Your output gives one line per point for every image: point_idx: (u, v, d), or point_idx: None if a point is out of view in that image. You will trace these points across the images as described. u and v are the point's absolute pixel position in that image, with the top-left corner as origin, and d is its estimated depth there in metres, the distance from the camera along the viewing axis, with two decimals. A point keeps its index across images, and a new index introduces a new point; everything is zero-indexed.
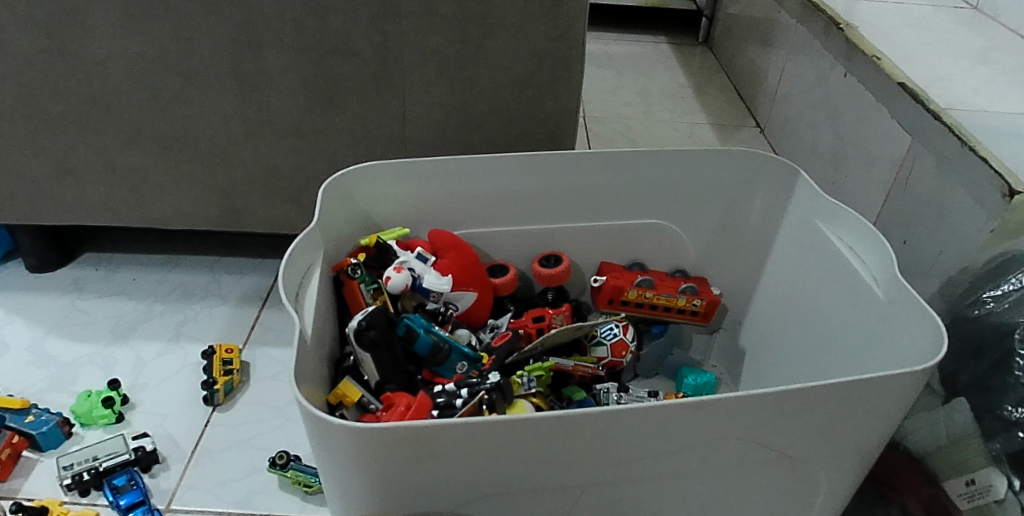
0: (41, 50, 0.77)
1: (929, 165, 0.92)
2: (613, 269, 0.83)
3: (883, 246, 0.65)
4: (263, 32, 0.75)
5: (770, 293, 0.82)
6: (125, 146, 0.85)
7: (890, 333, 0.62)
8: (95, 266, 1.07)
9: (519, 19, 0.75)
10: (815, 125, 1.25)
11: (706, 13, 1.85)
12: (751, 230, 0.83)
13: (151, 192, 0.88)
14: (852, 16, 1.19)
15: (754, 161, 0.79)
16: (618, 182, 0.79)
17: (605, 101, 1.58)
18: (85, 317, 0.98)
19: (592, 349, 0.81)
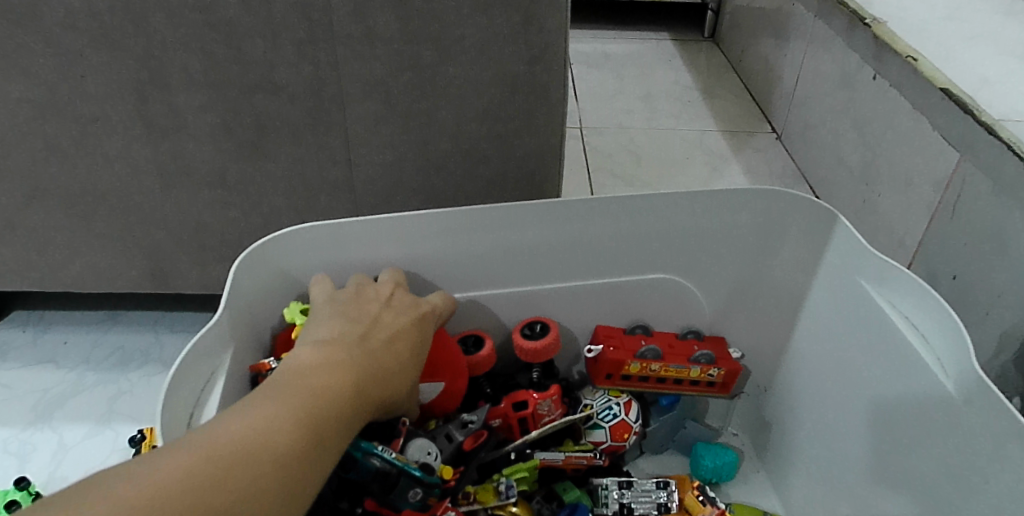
0: None
1: (986, 190, 0.77)
2: (611, 335, 0.70)
3: (956, 330, 0.51)
4: (167, 68, 0.61)
5: (802, 359, 0.68)
6: (24, 205, 0.71)
7: (969, 445, 0.49)
8: (24, 328, 0.94)
9: (482, 39, 0.59)
10: (840, 134, 1.10)
11: (711, 5, 1.69)
12: (777, 283, 0.68)
13: (62, 254, 0.75)
14: (881, 9, 1.03)
15: (778, 202, 0.64)
16: (613, 232, 0.65)
17: (602, 109, 1.43)
18: (5, 393, 0.85)
19: (587, 432, 0.68)
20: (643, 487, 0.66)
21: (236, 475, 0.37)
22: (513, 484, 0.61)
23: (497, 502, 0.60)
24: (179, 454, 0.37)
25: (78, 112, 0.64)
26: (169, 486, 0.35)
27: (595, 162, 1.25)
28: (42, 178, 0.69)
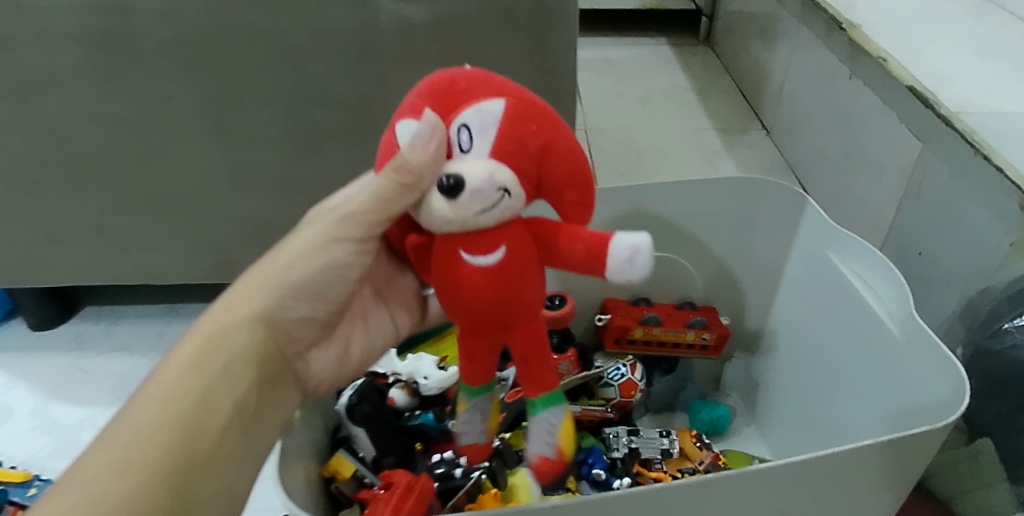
0: (16, 116, 0.75)
1: (943, 174, 0.87)
2: (619, 306, 0.81)
3: (897, 282, 0.62)
4: (241, 86, 0.73)
5: (782, 323, 0.79)
6: (111, 207, 0.83)
7: (907, 376, 0.60)
8: (97, 320, 1.06)
9: (505, 55, 0.71)
10: (822, 129, 1.21)
11: (705, 11, 1.81)
12: (759, 257, 0.80)
13: (142, 249, 0.87)
14: (856, 13, 1.13)
15: (757, 187, 0.76)
16: (618, 215, 0.76)
17: (606, 111, 1.54)
18: (85, 377, 0.98)
19: (600, 390, 0.78)
20: (649, 436, 0.76)
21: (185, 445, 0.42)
22: None
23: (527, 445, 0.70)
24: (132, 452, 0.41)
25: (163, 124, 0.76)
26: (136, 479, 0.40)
27: (600, 160, 1.36)
28: (128, 183, 0.80)
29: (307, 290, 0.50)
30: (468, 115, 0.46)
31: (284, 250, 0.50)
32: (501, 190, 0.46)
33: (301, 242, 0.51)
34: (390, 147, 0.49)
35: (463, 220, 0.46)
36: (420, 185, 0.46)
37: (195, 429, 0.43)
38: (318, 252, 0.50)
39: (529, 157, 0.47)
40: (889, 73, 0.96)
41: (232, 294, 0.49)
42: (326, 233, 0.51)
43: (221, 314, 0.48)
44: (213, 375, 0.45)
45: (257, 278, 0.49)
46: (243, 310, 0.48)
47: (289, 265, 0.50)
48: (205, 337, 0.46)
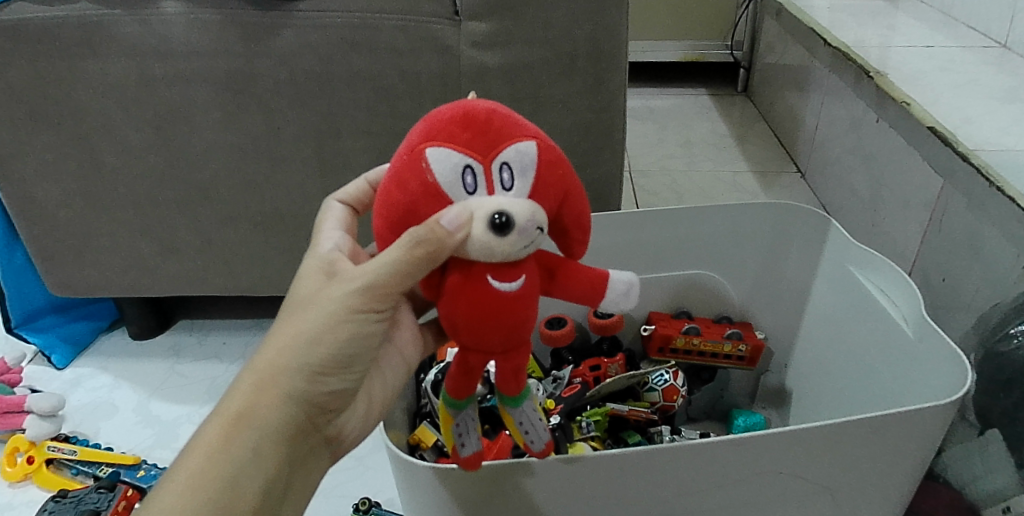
0: (151, 145, 0.89)
1: (961, 206, 0.95)
2: (662, 318, 0.90)
3: (911, 290, 0.70)
4: (342, 121, 0.86)
5: (810, 336, 0.88)
6: (220, 225, 0.96)
7: (920, 370, 0.68)
8: (190, 332, 1.17)
9: (566, 94, 0.83)
10: (852, 169, 1.30)
11: (743, 63, 1.92)
12: (789, 277, 0.89)
13: (242, 263, 0.99)
14: (882, 63, 1.23)
15: (788, 213, 0.85)
16: (660, 235, 0.87)
17: (649, 155, 1.65)
18: (183, 380, 1.07)
19: (645, 394, 0.86)
20: (690, 436, 0.84)
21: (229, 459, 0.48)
22: (591, 423, 0.80)
23: (581, 436, 0.78)
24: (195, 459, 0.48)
25: (272, 152, 0.89)
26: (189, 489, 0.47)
27: (644, 198, 1.46)
28: (237, 203, 0.94)
29: (330, 368, 0.51)
30: (508, 154, 0.47)
31: (304, 326, 0.50)
32: (539, 228, 0.48)
33: (319, 313, 0.50)
34: (418, 175, 0.48)
35: (505, 255, 0.47)
36: (466, 218, 0.47)
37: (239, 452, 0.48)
38: (335, 329, 0.50)
39: (557, 196, 0.50)
40: (913, 116, 1.05)
41: (261, 375, 0.50)
42: (348, 307, 0.50)
43: (252, 397, 0.50)
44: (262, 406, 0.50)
45: (279, 353, 0.50)
46: (270, 395, 0.50)
47: (312, 343, 0.50)
48: (236, 423, 0.49)
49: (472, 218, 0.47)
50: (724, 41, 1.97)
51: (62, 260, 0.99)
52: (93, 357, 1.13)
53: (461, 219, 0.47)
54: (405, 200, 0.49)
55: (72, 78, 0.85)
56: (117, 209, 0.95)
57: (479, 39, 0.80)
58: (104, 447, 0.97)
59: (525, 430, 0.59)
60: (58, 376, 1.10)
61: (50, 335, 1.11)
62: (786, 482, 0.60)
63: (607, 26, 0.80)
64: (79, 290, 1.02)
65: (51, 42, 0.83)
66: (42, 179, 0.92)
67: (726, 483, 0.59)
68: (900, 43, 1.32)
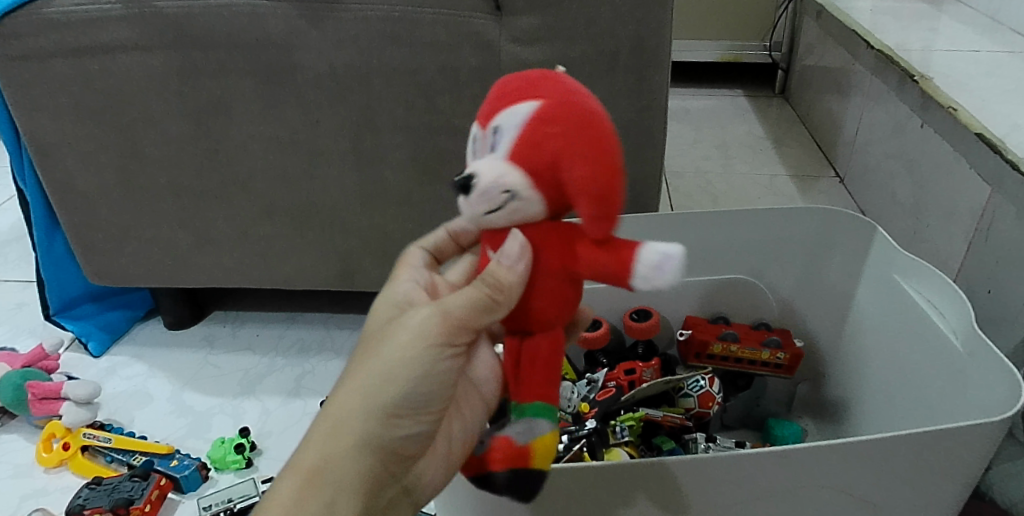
0: (190, 137, 0.90)
1: (1009, 215, 0.91)
2: (698, 323, 0.89)
3: (961, 301, 0.68)
4: (380, 116, 0.86)
5: (851, 345, 0.86)
6: (257, 218, 0.96)
7: (970, 383, 0.65)
8: (224, 323, 1.18)
9: (606, 93, 0.82)
10: (894, 175, 1.27)
11: (781, 65, 1.89)
12: (830, 284, 0.87)
13: (277, 256, 1.00)
14: (927, 66, 1.20)
15: (831, 218, 0.84)
16: (697, 238, 0.86)
17: (684, 156, 1.63)
18: (216, 371, 1.08)
19: (680, 400, 0.84)
20: (725, 444, 0.81)
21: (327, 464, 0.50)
22: (625, 428, 0.78)
23: (615, 441, 0.76)
24: (306, 465, 0.50)
25: (310, 146, 0.89)
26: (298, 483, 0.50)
27: (680, 200, 1.45)
28: (274, 197, 0.94)
29: (409, 406, 0.51)
30: (501, 117, 0.46)
31: (376, 367, 0.50)
32: (506, 193, 0.45)
33: (389, 356, 0.50)
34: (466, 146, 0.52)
35: (480, 219, 0.48)
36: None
37: (332, 460, 0.50)
38: (403, 364, 0.50)
39: (544, 157, 0.44)
40: (960, 121, 1.02)
41: (338, 420, 0.50)
42: (414, 343, 0.50)
43: (328, 440, 0.50)
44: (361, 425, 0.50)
45: (356, 397, 0.50)
46: (346, 439, 0.50)
47: (383, 386, 0.50)
48: (310, 460, 0.50)
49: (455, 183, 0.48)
50: (762, 42, 1.94)
51: (101, 249, 1.01)
52: (129, 346, 1.14)
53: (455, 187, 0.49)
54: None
55: (115, 69, 0.86)
56: (156, 201, 0.96)
57: (519, 35, 0.79)
58: (138, 435, 0.98)
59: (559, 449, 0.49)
60: (94, 363, 1.11)
61: (87, 323, 1.13)
62: (829, 495, 0.58)
63: (650, 23, 0.79)
64: (117, 279, 1.04)
65: (95, 32, 0.84)
66: (83, 169, 0.94)
67: (766, 495, 0.58)
68: (945, 46, 1.29)
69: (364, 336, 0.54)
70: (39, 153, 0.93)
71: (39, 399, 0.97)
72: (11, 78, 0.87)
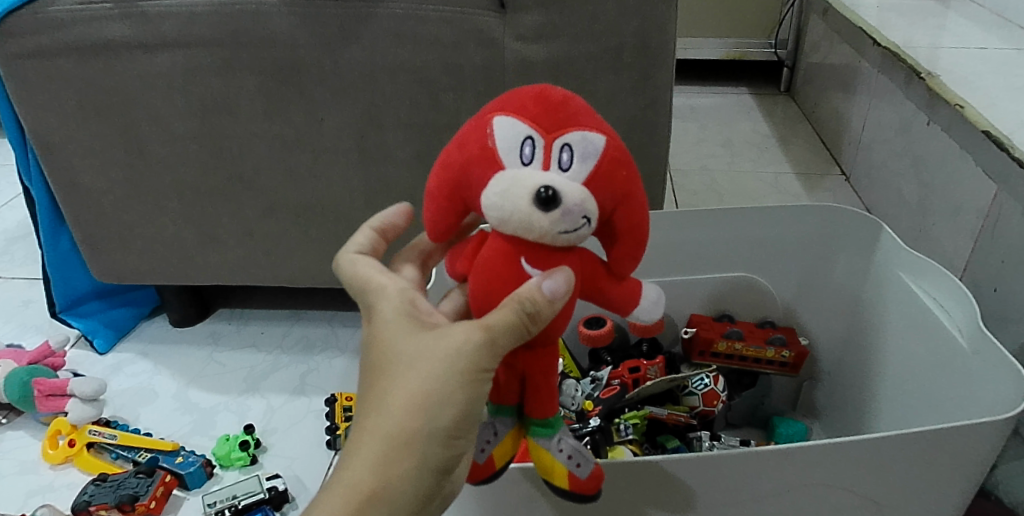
0: (195, 135, 0.90)
1: (1016, 213, 0.91)
2: (703, 320, 0.89)
3: (967, 299, 0.68)
4: (385, 114, 0.86)
5: (856, 343, 0.85)
6: (262, 216, 0.96)
7: (975, 381, 0.65)
8: (229, 321, 1.18)
9: (610, 91, 0.82)
10: (900, 173, 1.27)
11: (787, 62, 1.89)
12: (836, 282, 0.87)
13: (282, 254, 1.00)
14: (934, 64, 1.19)
15: (837, 216, 0.84)
16: (702, 236, 0.86)
17: (689, 154, 1.63)
18: (221, 369, 1.08)
19: (684, 398, 0.84)
20: (730, 443, 0.81)
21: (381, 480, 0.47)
22: (629, 426, 0.78)
23: (618, 439, 0.76)
24: (355, 479, 0.47)
25: (314, 143, 0.89)
26: (352, 498, 0.46)
27: (684, 198, 1.44)
28: (279, 195, 0.94)
29: (464, 426, 0.47)
30: (574, 137, 0.46)
31: (431, 384, 0.46)
32: (586, 218, 0.46)
33: (440, 378, 0.46)
34: (480, 140, 0.48)
35: (548, 235, 0.46)
36: (513, 191, 0.46)
37: (384, 477, 0.47)
38: (458, 389, 0.46)
39: (614, 195, 0.48)
40: (967, 119, 1.01)
41: (390, 443, 0.46)
42: (467, 368, 0.46)
43: (380, 464, 0.47)
44: (412, 443, 0.47)
45: (411, 419, 0.46)
46: (402, 462, 0.47)
47: (439, 412, 0.46)
48: (362, 487, 0.46)
49: (517, 189, 0.46)
50: (767, 39, 1.94)
51: (107, 246, 1.01)
52: (135, 343, 1.15)
53: (509, 190, 0.46)
54: (462, 160, 0.49)
55: (120, 67, 0.86)
56: (162, 198, 0.96)
57: (524, 33, 0.79)
58: (143, 432, 0.98)
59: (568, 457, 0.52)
60: (100, 360, 1.12)
61: (93, 320, 1.13)
62: (833, 493, 0.58)
63: (654, 20, 0.79)
64: (123, 276, 1.04)
65: (101, 31, 0.84)
66: (89, 166, 0.94)
67: (770, 494, 0.58)
68: (952, 43, 1.28)
69: (384, 346, 0.48)
70: (45, 151, 0.93)
71: (45, 396, 0.98)
72: (17, 76, 0.88)
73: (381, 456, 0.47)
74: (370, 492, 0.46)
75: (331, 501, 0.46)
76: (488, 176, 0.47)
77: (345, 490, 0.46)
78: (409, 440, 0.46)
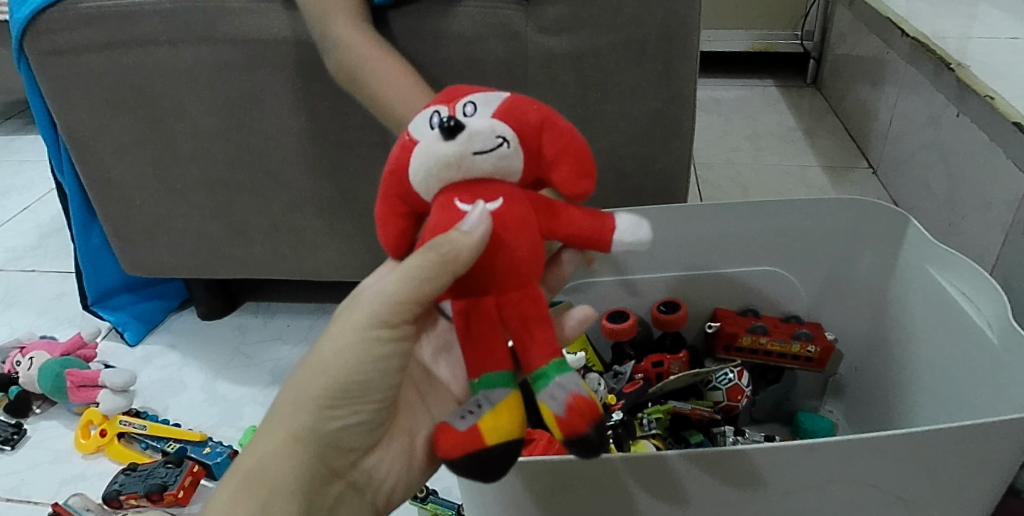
0: (222, 130, 0.91)
1: None
2: (728, 314, 0.88)
3: (997, 294, 0.66)
4: None
5: (883, 338, 0.85)
6: (288, 211, 0.97)
7: (1005, 378, 0.64)
8: (255, 313, 1.20)
9: (634, 84, 0.82)
10: (929, 166, 1.24)
11: (812, 54, 1.86)
12: (864, 274, 0.86)
13: (309, 248, 1.01)
14: (964, 55, 1.17)
15: (864, 209, 0.82)
16: (728, 230, 0.85)
17: (714, 147, 1.62)
18: (248, 361, 1.10)
19: (708, 393, 0.83)
20: (754, 438, 0.81)
21: (279, 435, 0.54)
22: (652, 420, 0.78)
23: (642, 434, 0.76)
24: (265, 436, 0.55)
25: (340, 138, 0.90)
26: (258, 450, 0.55)
27: (708, 191, 1.43)
28: (305, 189, 0.95)
29: (343, 389, 0.54)
30: (473, 96, 0.50)
31: (325, 348, 0.55)
32: (499, 137, 0.49)
33: (330, 342, 0.55)
34: (395, 138, 0.53)
35: (463, 159, 0.49)
36: (426, 147, 0.49)
37: (279, 430, 0.55)
38: (341, 352, 0.54)
39: (531, 125, 0.51)
40: (997, 111, 1.00)
41: (287, 403, 0.55)
42: (353, 333, 0.54)
43: (276, 421, 0.55)
44: (304, 401, 0.54)
45: (303, 377, 0.55)
46: (295, 419, 0.54)
47: (322, 373, 0.54)
48: (266, 441, 0.55)
49: (427, 140, 0.49)
50: (793, 31, 1.91)
51: (137, 240, 1.03)
52: (164, 335, 1.17)
53: (423, 150, 0.49)
54: (390, 169, 0.53)
55: (148, 64, 0.87)
56: (189, 192, 0.97)
57: (546, 25, 0.79)
58: (171, 423, 1.00)
59: (550, 394, 0.48)
60: (130, 352, 1.14)
61: (124, 313, 1.16)
62: (859, 489, 0.58)
63: (678, 12, 0.78)
64: (152, 269, 1.06)
65: (129, 27, 0.85)
66: (119, 162, 0.95)
67: (794, 490, 0.57)
68: (982, 33, 1.25)
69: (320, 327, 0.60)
70: (76, 147, 0.95)
71: (77, 387, 1.00)
72: (49, 73, 0.89)
73: (281, 412, 0.55)
74: (270, 446, 0.54)
75: (247, 452, 0.55)
76: (407, 154, 0.51)
77: (256, 443, 0.55)
78: (303, 398, 0.54)
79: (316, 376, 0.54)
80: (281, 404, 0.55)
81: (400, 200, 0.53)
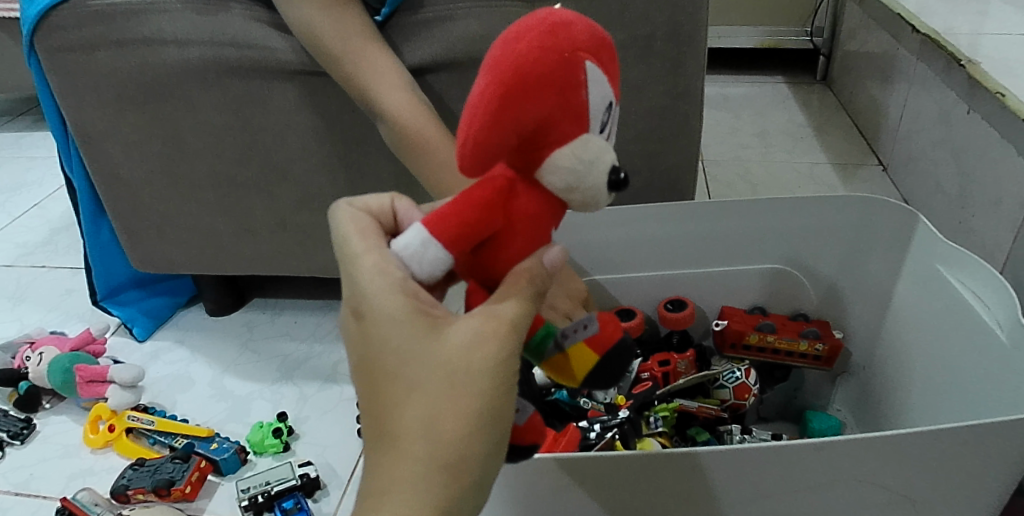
0: (229, 126, 0.91)
1: None
2: (734, 313, 0.88)
3: (1007, 293, 0.66)
4: None
5: (892, 337, 0.84)
6: (295, 207, 0.98)
7: (1015, 377, 0.63)
8: (264, 310, 1.20)
9: (641, 81, 0.82)
10: (939, 163, 1.23)
11: (823, 50, 1.84)
12: (872, 273, 0.85)
13: (316, 244, 1.01)
14: (975, 51, 1.16)
15: (873, 206, 0.82)
16: (735, 228, 0.85)
17: (722, 144, 1.61)
18: (255, 357, 1.10)
19: (715, 391, 0.83)
20: (761, 437, 0.80)
21: (446, 506, 0.43)
22: (658, 419, 0.78)
23: (647, 432, 0.76)
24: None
25: (346, 135, 0.90)
26: None
27: (717, 188, 1.43)
28: (312, 185, 0.95)
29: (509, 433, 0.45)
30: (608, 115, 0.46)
31: (471, 397, 0.42)
32: None
33: (480, 390, 0.42)
34: (578, 87, 0.40)
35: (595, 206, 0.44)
36: (596, 160, 0.42)
37: (447, 503, 0.43)
38: (504, 396, 0.43)
39: None
40: (1009, 108, 0.98)
41: (440, 471, 0.42)
42: (508, 372, 0.43)
43: (430, 493, 0.42)
44: (466, 461, 0.43)
45: (456, 438, 0.42)
46: (459, 483, 0.43)
47: (489, 425, 0.43)
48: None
49: (602, 162, 0.42)
50: (804, 27, 1.90)
51: (146, 236, 1.03)
52: (172, 330, 1.17)
53: (594, 162, 0.42)
54: (557, 103, 0.40)
55: (155, 61, 0.87)
56: (196, 189, 0.97)
57: None
58: (179, 418, 1.00)
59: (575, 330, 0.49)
60: (139, 347, 1.14)
61: (133, 308, 1.16)
62: (866, 489, 0.57)
63: (685, 9, 0.78)
64: (161, 266, 1.07)
65: (136, 24, 0.85)
66: (128, 158, 0.96)
67: (801, 489, 0.57)
68: (994, 29, 1.24)
69: (398, 366, 0.43)
70: (85, 143, 0.95)
71: (86, 382, 1.00)
72: (57, 70, 0.90)
73: (433, 483, 0.42)
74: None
75: None
76: (570, 134, 0.41)
77: None
78: (467, 460, 0.43)
79: (477, 431, 0.42)
80: (417, 473, 0.42)
81: (524, 133, 0.40)
